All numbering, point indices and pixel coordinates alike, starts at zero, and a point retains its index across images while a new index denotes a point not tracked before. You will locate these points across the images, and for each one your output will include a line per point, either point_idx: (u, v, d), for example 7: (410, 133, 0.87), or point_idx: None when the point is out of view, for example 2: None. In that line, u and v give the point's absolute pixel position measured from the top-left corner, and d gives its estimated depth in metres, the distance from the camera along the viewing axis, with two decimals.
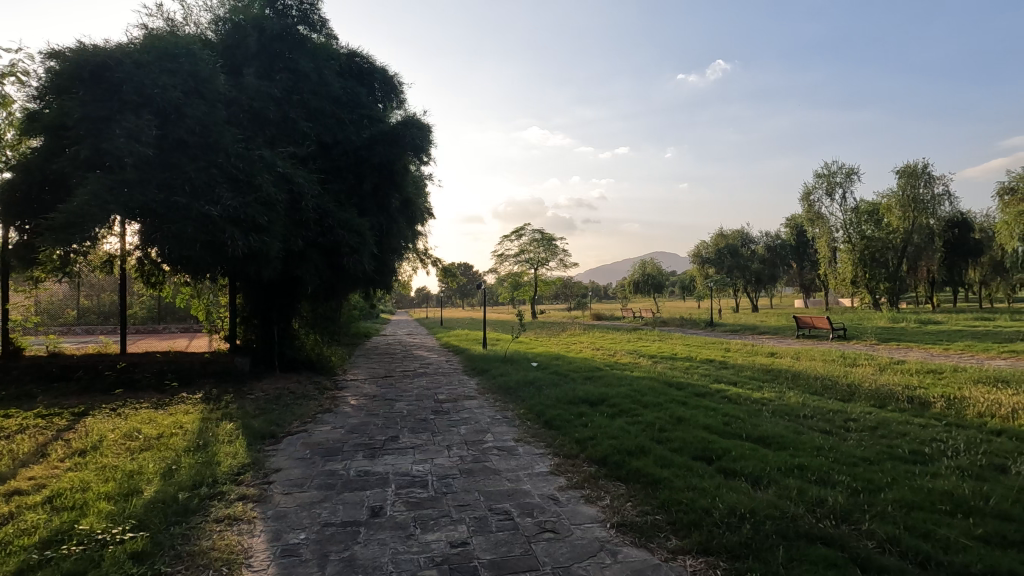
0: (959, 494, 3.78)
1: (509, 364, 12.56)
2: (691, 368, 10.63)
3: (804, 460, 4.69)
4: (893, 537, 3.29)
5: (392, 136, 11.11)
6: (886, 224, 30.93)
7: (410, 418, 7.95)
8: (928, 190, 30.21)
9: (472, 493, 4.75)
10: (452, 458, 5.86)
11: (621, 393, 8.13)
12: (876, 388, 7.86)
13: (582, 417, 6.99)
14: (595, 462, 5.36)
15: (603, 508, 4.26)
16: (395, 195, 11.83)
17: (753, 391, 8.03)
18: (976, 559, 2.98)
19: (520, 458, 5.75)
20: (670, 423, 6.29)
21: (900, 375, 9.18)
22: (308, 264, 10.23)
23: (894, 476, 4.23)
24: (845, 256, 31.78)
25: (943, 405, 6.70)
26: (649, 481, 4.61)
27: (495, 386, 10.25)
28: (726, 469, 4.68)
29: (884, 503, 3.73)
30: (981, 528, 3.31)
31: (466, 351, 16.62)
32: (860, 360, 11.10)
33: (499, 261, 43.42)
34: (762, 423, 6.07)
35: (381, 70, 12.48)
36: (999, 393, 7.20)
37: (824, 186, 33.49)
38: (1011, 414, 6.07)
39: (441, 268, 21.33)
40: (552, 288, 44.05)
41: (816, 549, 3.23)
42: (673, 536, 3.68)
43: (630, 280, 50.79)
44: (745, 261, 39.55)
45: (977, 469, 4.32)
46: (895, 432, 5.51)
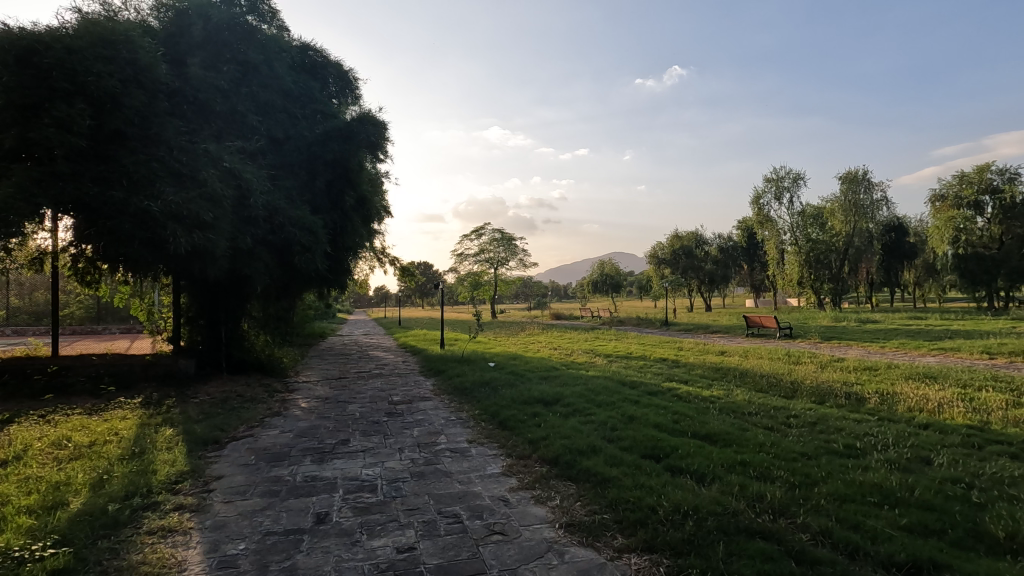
0: (887, 486, 3.96)
1: (466, 364, 12.52)
2: (644, 367, 10.86)
3: (747, 456, 4.84)
4: (826, 529, 3.43)
5: (346, 131, 11.25)
6: (830, 228, 32.40)
7: (362, 421, 7.79)
8: (868, 196, 31.69)
9: (422, 496, 4.69)
10: (403, 460, 5.77)
11: (576, 392, 8.20)
12: (817, 384, 8.22)
13: (537, 417, 7.01)
14: (547, 462, 5.39)
15: (553, 509, 4.28)
16: (349, 193, 11.76)
17: (702, 390, 8.21)
18: (901, 549, 3.12)
19: (472, 459, 5.73)
20: (621, 422, 6.38)
21: (840, 371, 9.63)
22: (257, 262, 9.90)
23: (829, 471, 4.40)
24: (793, 258, 33.08)
25: (877, 400, 7.07)
26: (599, 480, 4.66)
27: (452, 386, 10.17)
28: (673, 467, 4.78)
29: (819, 496, 3.89)
30: (905, 518, 3.48)
31: (424, 351, 16.45)
32: (803, 358, 11.55)
33: (459, 261, 43.20)
34: (710, 421, 6.24)
35: (335, 65, 12.35)
36: (928, 389, 7.63)
37: (773, 190, 34.75)
38: (937, 409, 6.46)
39: (398, 267, 21.05)
40: (511, 288, 44.06)
41: (754, 544, 3.32)
42: (620, 534, 3.73)
43: (588, 280, 51.42)
44: (698, 262, 40.78)
45: (903, 462, 4.56)
46: (833, 427, 5.77)
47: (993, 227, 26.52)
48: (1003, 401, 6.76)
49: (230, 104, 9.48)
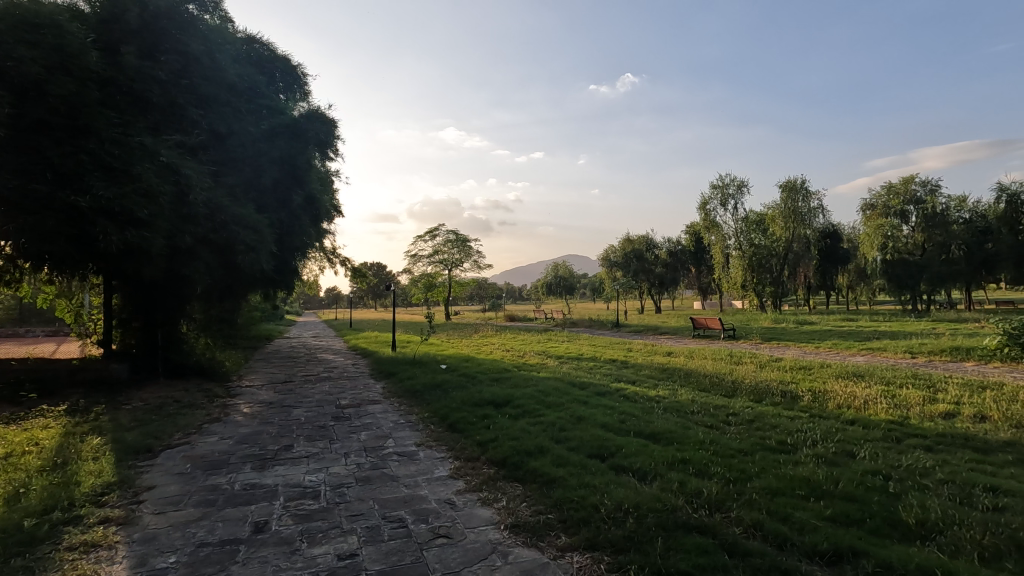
0: (815, 479, 4.19)
1: (418, 366, 12.41)
2: (594, 368, 11.07)
3: (688, 454, 5.00)
4: (758, 522, 3.59)
5: (295, 129, 11.40)
6: (771, 233, 33.93)
7: (308, 425, 7.58)
8: (806, 204, 33.33)
9: (366, 502, 4.61)
10: (349, 465, 5.66)
11: (526, 394, 8.24)
12: (755, 384, 8.56)
13: (487, 418, 7.02)
14: (495, 463, 5.40)
15: (498, 510, 4.30)
16: (297, 192, 11.75)
17: (648, 390, 8.41)
18: (825, 538, 3.31)
19: (420, 462, 5.68)
20: (569, 423, 6.47)
21: (777, 371, 10.08)
22: (197, 262, 9.50)
23: (763, 466, 4.61)
24: (737, 262, 34.46)
25: (810, 398, 7.44)
26: (545, 480, 4.72)
27: (402, 389, 10.04)
28: (618, 466, 4.89)
29: (752, 491, 4.07)
30: (830, 509, 3.69)
31: (375, 353, 16.19)
32: (744, 358, 12.05)
33: (413, 262, 42.67)
34: (654, 420, 6.40)
35: (283, 60, 12.07)
36: (856, 387, 8.10)
37: (719, 197, 36.08)
38: (863, 406, 6.86)
39: (349, 269, 20.63)
40: (466, 289, 43.87)
41: (691, 538, 3.44)
42: (563, 533, 3.79)
43: (542, 282, 51.93)
44: (649, 266, 42.07)
45: (831, 456, 4.83)
46: (769, 424, 6.04)
47: (916, 235, 28.37)
48: (921, 397, 7.27)
49: (169, 95, 9.03)
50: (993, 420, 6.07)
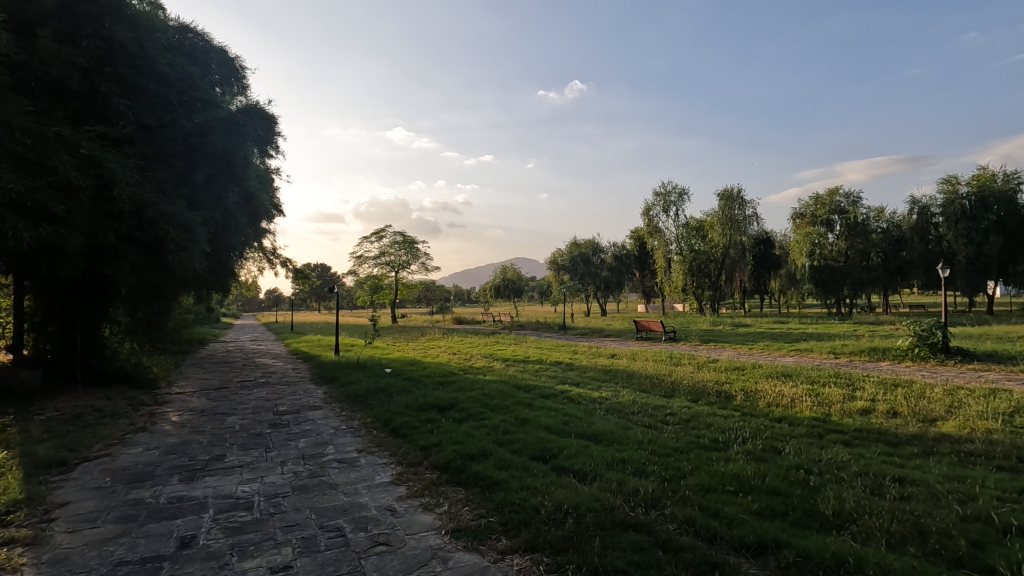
0: (744, 475, 4.39)
1: (362, 370, 12.12)
2: (540, 371, 11.17)
3: (627, 453, 5.13)
4: (690, 518, 3.73)
5: (232, 124, 10.79)
6: (709, 239, 35.29)
7: (242, 434, 7.26)
8: (742, 213, 34.90)
9: (303, 511, 4.46)
10: (286, 474, 5.46)
11: (471, 398, 8.20)
12: (693, 384, 8.88)
13: (430, 423, 6.95)
14: (437, 468, 5.36)
15: (440, 515, 4.26)
16: (232, 189, 11.26)
17: (592, 392, 8.56)
18: (751, 531, 3.48)
19: (360, 469, 5.55)
20: (513, 425, 6.50)
21: (713, 372, 10.47)
22: (122, 261, 8.95)
23: (697, 463, 4.79)
24: (678, 267, 35.63)
25: (742, 397, 7.79)
26: (488, 483, 4.73)
27: (344, 394, 9.77)
28: (559, 467, 4.96)
29: (686, 488, 4.22)
30: (756, 504, 3.88)
31: (317, 357, 15.67)
32: (683, 360, 12.51)
33: (358, 264, 41.66)
34: (596, 421, 6.53)
35: (219, 51, 11.57)
36: (785, 386, 8.55)
37: (662, 204, 37.25)
38: (790, 404, 7.25)
39: (289, 270, 19.91)
40: (413, 292, 43.24)
41: (627, 536, 3.53)
42: (504, 537, 3.80)
43: (490, 285, 51.94)
44: (595, 270, 42.96)
45: (760, 452, 5.07)
46: (704, 423, 6.28)
47: (841, 242, 30.17)
48: (842, 395, 7.78)
49: (91, 84, 8.49)
50: (903, 415, 6.57)
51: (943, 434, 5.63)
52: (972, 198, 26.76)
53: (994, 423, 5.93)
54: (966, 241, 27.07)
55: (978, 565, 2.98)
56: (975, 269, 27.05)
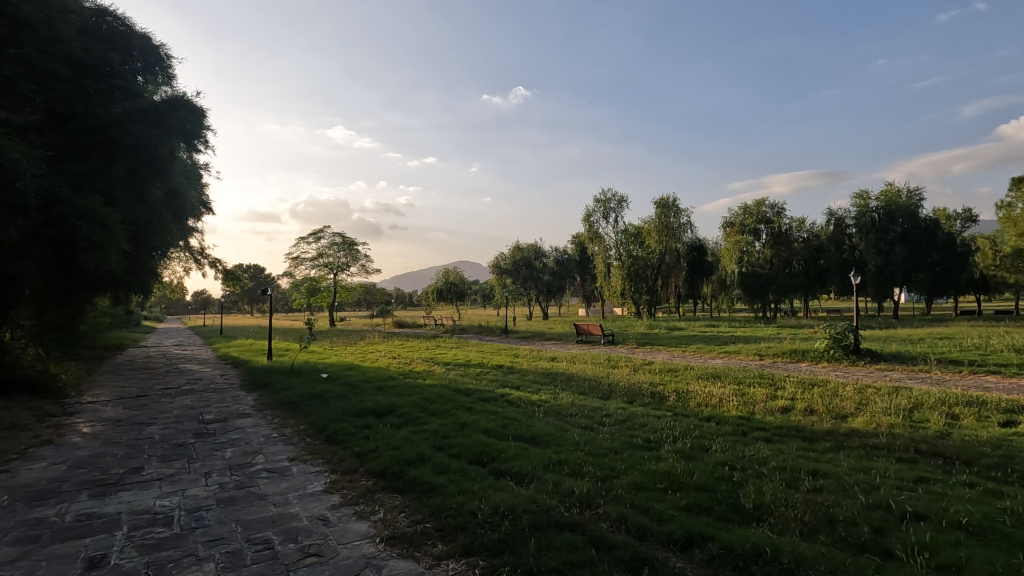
0: (674, 473, 4.56)
1: (296, 376, 11.66)
2: (480, 374, 11.17)
3: (564, 455, 5.22)
4: (623, 516, 3.84)
5: (153, 115, 9.91)
6: (647, 246, 36.53)
7: (163, 444, 6.83)
8: (677, 221, 36.32)
9: (228, 525, 4.25)
10: (210, 486, 5.19)
11: (410, 402, 8.10)
12: (629, 386, 9.16)
13: (368, 428, 6.80)
14: (373, 474, 5.25)
15: (375, 523, 4.17)
16: (156, 185, 10.52)
17: (531, 394, 8.67)
18: (678, 526, 3.62)
19: (292, 478, 5.36)
20: (453, 429, 6.46)
21: (648, 374, 10.86)
22: (27, 260, 8.24)
23: (630, 463, 4.94)
24: (617, 271, 36.65)
25: (674, 398, 8.12)
26: (425, 488, 4.68)
27: (276, 401, 9.37)
28: (497, 470, 4.98)
29: (619, 487, 4.35)
30: (685, 500, 4.05)
31: (248, 362, 14.93)
32: (620, 362, 12.88)
33: (294, 265, 40.12)
34: (535, 423, 6.61)
35: (142, 38, 10.89)
36: (714, 386, 8.99)
37: (602, 210, 38.22)
38: (718, 403, 7.63)
39: (219, 271, 18.95)
40: (353, 295, 42.19)
41: (562, 536, 3.58)
42: (440, 542, 3.77)
43: (432, 288, 51.36)
44: (537, 274, 43.45)
45: (689, 451, 5.29)
46: (638, 424, 6.50)
47: (766, 251, 31.96)
48: (765, 394, 8.25)
49: None
50: (818, 412, 7.04)
51: (852, 429, 6.08)
52: (880, 212, 29.13)
53: (895, 419, 6.47)
54: (876, 250, 29.36)
55: (879, 548, 3.24)
56: (883, 276, 29.35)
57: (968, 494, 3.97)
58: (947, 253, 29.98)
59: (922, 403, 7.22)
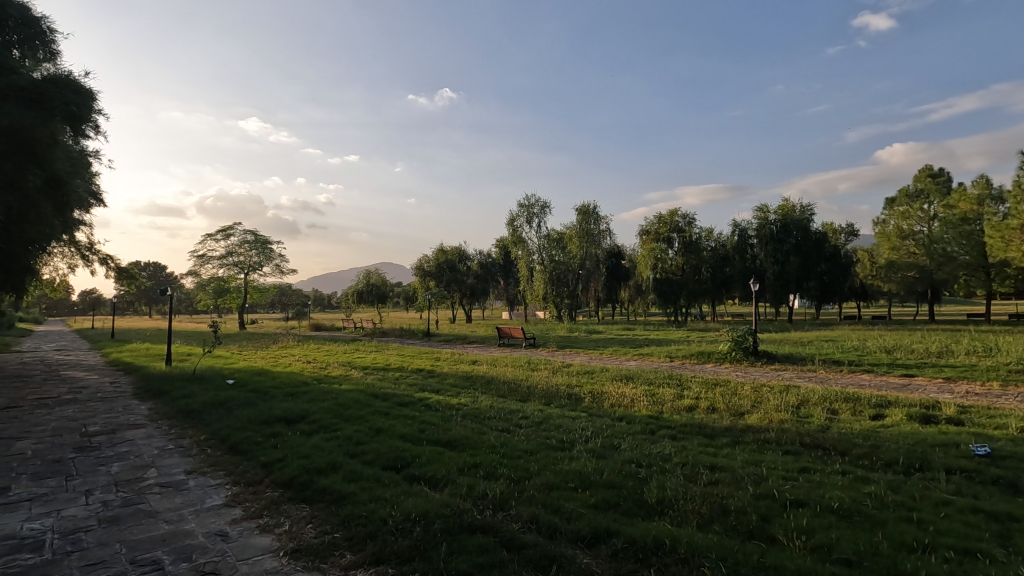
0: (584, 472, 4.71)
1: (198, 383, 10.85)
2: (399, 378, 10.97)
3: (480, 458, 5.24)
4: (535, 516, 3.91)
5: (33, 95, 9.13)
6: (568, 251, 37.50)
7: (35, 461, 6.12)
8: (597, 228, 37.65)
9: (110, 546, 3.88)
10: (90, 505, 4.72)
11: (323, 408, 7.80)
12: (547, 388, 9.35)
13: (275, 437, 6.46)
14: (279, 485, 5.00)
15: (279, 536, 3.98)
16: (34, 172, 9.58)
17: (451, 398, 8.64)
18: (586, 523, 3.75)
19: (188, 493, 4.99)
20: (367, 435, 6.29)
21: (566, 376, 11.14)
22: None
23: (543, 463, 5.05)
24: (540, 275, 37.31)
25: (589, 399, 8.39)
26: (335, 497, 4.53)
27: (174, 410, 8.67)
28: (411, 476, 4.91)
29: (532, 487, 4.43)
30: (594, 498, 4.19)
31: (142, 369, 13.70)
32: (540, 364, 13.13)
33: (199, 264, 37.43)
34: (452, 427, 6.58)
35: (20, 7, 9.79)
36: (626, 388, 9.38)
37: (525, 215, 38.81)
38: (631, 403, 7.96)
39: (111, 269, 17.32)
40: (266, 296, 40.03)
41: (473, 539, 3.60)
42: (349, 552, 3.66)
43: (353, 290, 49.81)
44: (461, 277, 43.37)
45: (601, 450, 5.48)
46: (554, 425, 6.64)
47: (678, 258, 33.87)
48: (672, 394, 8.73)
49: None
50: (718, 410, 7.55)
51: (748, 425, 6.57)
52: (778, 225, 31.77)
53: (785, 415, 7.06)
54: (773, 260, 31.89)
55: (764, 534, 3.53)
56: (779, 284, 31.88)
57: (840, 481, 4.41)
58: (833, 264, 33.00)
59: (808, 400, 7.93)
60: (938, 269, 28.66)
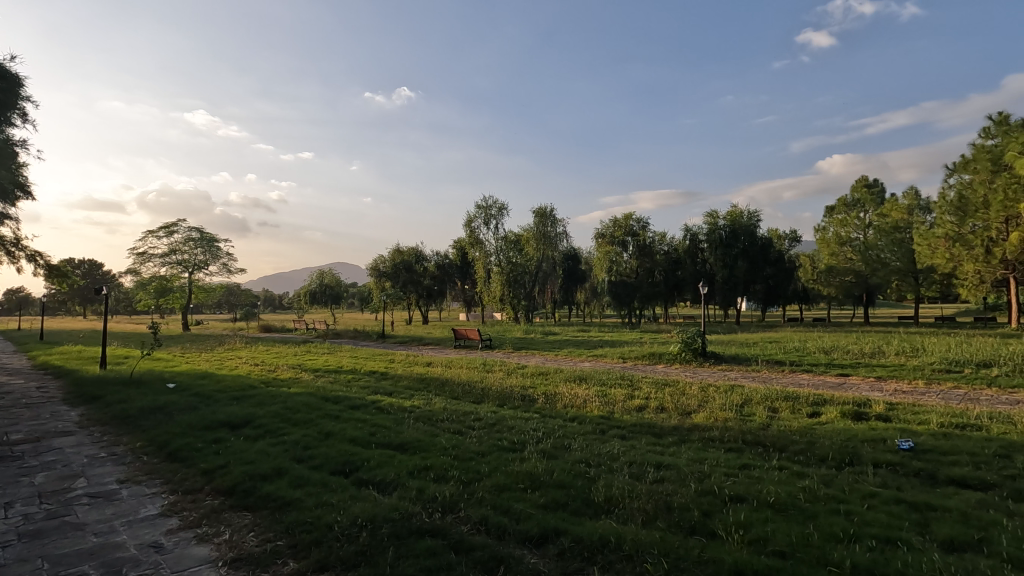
0: (535, 473, 4.74)
1: (135, 387, 10.29)
2: (352, 381, 10.74)
3: (431, 460, 5.20)
4: (484, 517, 3.92)
5: None
6: (525, 253, 37.68)
7: None
8: (554, 230, 37.91)
9: (31, 563, 3.64)
10: (10, 519, 4.41)
11: (270, 412, 7.56)
12: (502, 390, 9.37)
13: (218, 443, 6.21)
14: (221, 492, 4.82)
15: (218, 546, 3.83)
16: None
17: (403, 400, 8.53)
18: (535, 523, 3.78)
19: (121, 503, 4.75)
20: (316, 440, 6.13)
21: (521, 377, 11.20)
22: None
23: (494, 465, 5.06)
24: (496, 277, 37.36)
25: (543, 400, 8.46)
26: (279, 504, 4.40)
27: (107, 416, 8.20)
28: (360, 480, 4.82)
29: (482, 489, 4.44)
30: (543, 498, 4.23)
31: (74, 372, 12.89)
32: (494, 366, 13.17)
33: (140, 262, 35.57)
34: (404, 430, 6.50)
35: None
36: (580, 388, 9.50)
37: (482, 216, 38.75)
38: (584, 404, 8.05)
39: (40, 266, 16.24)
40: (212, 296, 38.44)
41: (421, 543, 3.56)
42: (292, 559, 3.57)
43: (305, 290, 48.52)
44: (418, 277, 43.01)
45: (552, 451, 5.53)
46: (507, 426, 6.65)
47: (632, 262, 34.80)
48: (624, 394, 8.91)
49: None
50: (667, 409, 7.76)
51: (694, 424, 6.78)
52: (726, 230, 32.82)
53: (729, 413, 7.32)
54: (722, 264, 32.94)
55: (705, 530, 3.65)
56: (727, 287, 33.05)
57: (778, 476, 4.61)
58: (778, 268, 34.29)
59: (751, 399, 8.25)
60: (872, 274, 30.30)
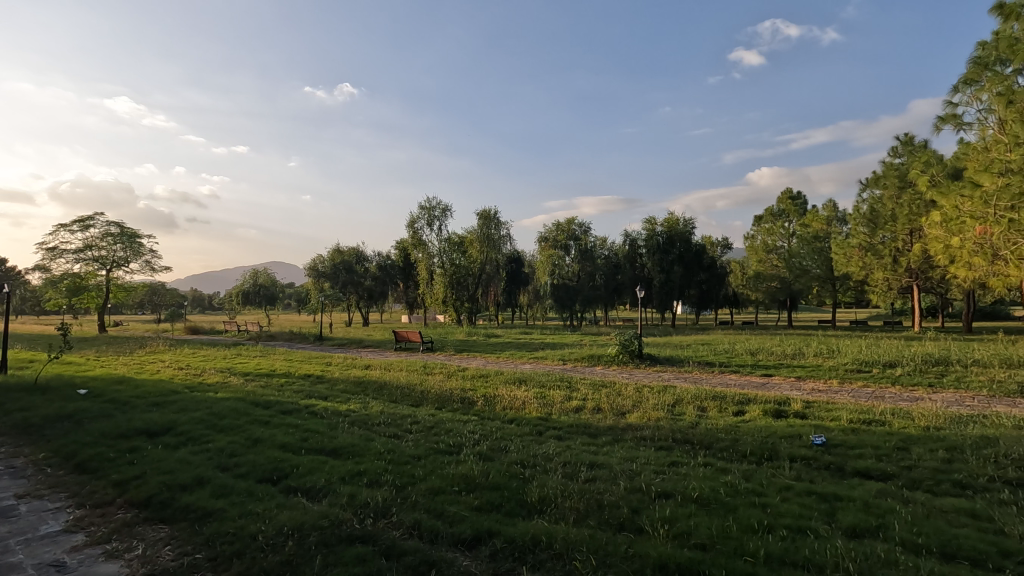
0: (471, 475, 4.73)
1: (40, 394, 9.46)
2: (285, 385, 10.35)
3: (365, 465, 5.09)
4: (418, 522, 3.88)
5: None
6: (468, 255, 37.50)
7: None
8: (497, 232, 37.88)
9: None
10: None
11: (193, 419, 7.16)
12: (441, 393, 9.29)
13: (133, 452, 5.82)
14: (134, 505, 4.52)
15: (129, 562, 3.60)
16: None
17: (339, 404, 8.30)
18: (468, 526, 3.78)
19: (18, 520, 4.36)
20: (243, 447, 5.87)
21: (461, 379, 11.17)
22: None
23: (430, 468, 5.01)
24: (439, 279, 37.04)
25: (482, 402, 8.46)
26: (200, 515, 4.18)
27: (5, 426, 7.49)
28: (289, 487, 4.65)
29: (416, 493, 4.38)
30: (477, 500, 4.23)
31: None
32: (435, 368, 13.06)
33: (49, 257, 32.80)
34: (338, 435, 6.32)
35: None
36: (519, 390, 9.57)
37: (425, 217, 38.30)
38: (522, 406, 8.12)
39: None
40: (133, 295, 35.97)
41: (352, 550, 3.48)
42: (211, 573, 3.40)
43: (237, 290, 46.33)
44: (359, 278, 42.24)
45: (489, 453, 5.53)
46: (444, 429, 6.60)
47: (574, 265, 35.20)
48: (562, 395, 9.06)
49: None
50: (602, 410, 7.95)
51: (629, 423, 6.98)
52: (663, 237, 34.15)
53: (661, 413, 7.59)
54: (659, 268, 34.26)
55: (633, 526, 3.77)
56: (664, 291, 34.27)
57: (703, 472, 4.82)
58: (711, 273, 35.58)
59: (682, 399, 8.58)
60: (795, 280, 32.30)
